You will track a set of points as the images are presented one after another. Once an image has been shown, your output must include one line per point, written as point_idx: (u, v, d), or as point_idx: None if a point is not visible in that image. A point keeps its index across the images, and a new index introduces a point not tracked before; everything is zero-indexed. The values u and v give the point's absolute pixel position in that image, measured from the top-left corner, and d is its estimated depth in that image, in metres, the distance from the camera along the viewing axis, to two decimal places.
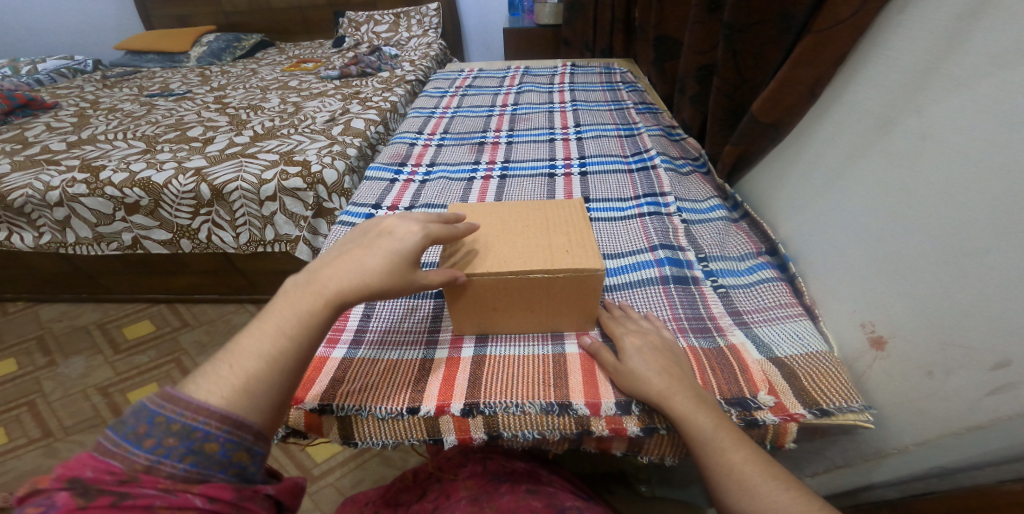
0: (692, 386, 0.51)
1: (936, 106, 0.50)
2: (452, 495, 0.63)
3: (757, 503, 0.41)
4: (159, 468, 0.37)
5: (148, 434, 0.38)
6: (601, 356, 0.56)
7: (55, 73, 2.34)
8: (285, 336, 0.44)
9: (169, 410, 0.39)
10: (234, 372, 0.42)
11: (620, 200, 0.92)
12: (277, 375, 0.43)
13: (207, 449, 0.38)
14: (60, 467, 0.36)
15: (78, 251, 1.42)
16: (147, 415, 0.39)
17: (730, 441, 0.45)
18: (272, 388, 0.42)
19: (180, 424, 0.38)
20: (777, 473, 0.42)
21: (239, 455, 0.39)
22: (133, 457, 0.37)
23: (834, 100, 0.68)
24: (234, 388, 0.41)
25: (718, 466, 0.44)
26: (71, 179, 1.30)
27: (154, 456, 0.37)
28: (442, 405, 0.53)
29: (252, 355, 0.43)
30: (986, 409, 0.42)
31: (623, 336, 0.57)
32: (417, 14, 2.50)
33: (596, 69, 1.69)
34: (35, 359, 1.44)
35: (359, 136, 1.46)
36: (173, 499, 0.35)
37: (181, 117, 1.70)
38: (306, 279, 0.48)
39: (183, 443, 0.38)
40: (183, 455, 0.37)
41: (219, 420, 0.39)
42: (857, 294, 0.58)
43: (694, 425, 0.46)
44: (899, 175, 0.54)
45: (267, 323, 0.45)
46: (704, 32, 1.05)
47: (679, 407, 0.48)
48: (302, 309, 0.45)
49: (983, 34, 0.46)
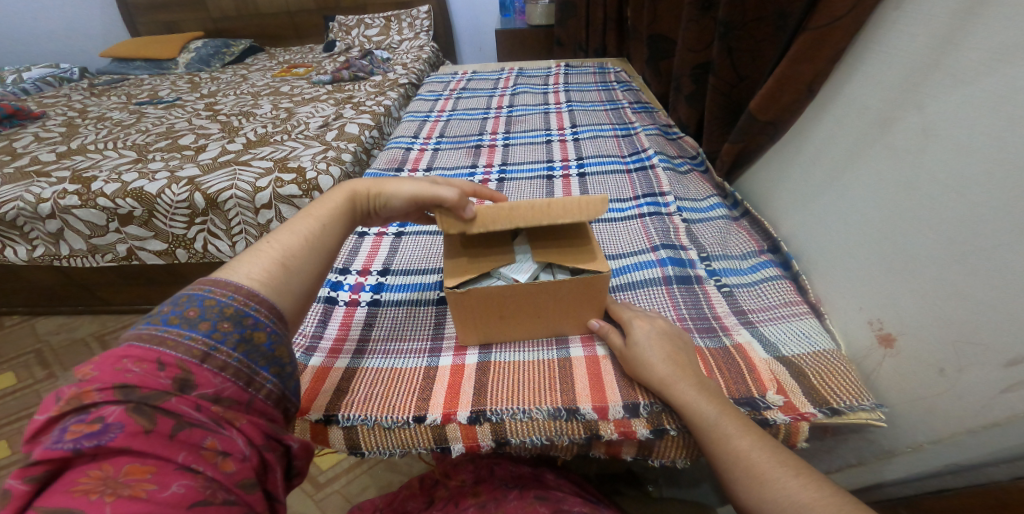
0: (693, 374, 0.50)
1: (937, 103, 0.51)
2: (460, 502, 0.62)
3: (768, 490, 0.40)
4: (215, 356, 0.39)
5: (201, 319, 0.41)
6: (611, 338, 0.57)
7: (41, 82, 2.31)
8: (309, 242, 0.52)
9: (219, 295, 0.42)
10: (269, 263, 0.47)
11: (619, 201, 0.91)
12: (304, 271, 0.49)
13: (256, 339, 0.43)
14: (98, 377, 0.34)
15: (72, 263, 1.40)
16: (195, 301, 0.42)
17: (735, 426, 0.45)
18: (303, 285, 0.49)
19: (235, 310, 0.42)
20: (785, 459, 0.42)
21: (280, 350, 0.44)
22: (190, 343, 0.39)
23: (832, 98, 0.69)
24: (272, 279, 0.46)
25: (726, 454, 0.43)
26: (63, 190, 1.28)
27: (212, 343, 0.40)
28: (448, 413, 0.53)
29: (282, 251, 0.49)
30: (1001, 405, 0.42)
31: (631, 320, 0.56)
32: (408, 17, 2.49)
33: (589, 69, 1.69)
34: (34, 372, 1.42)
35: (354, 141, 1.45)
36: (222, 437, 0.35)
37: (172, 125, 1.68)
38: (326, 197, 0.58)
39: (236, 330, 0.41)
40: (236, 344, 0.41)
41: (268, 311, 0.44)
42: (863, 291, 0.58)
43: (696, 414, 0.46)
44: (903, 173, 0.54)
45: (287, 228, 0.52)
46: (698, 31, 1.06)
47: (682, 395, 0.48)
48: (320, 219, 0.55)
49: (984, 32, 0.46)
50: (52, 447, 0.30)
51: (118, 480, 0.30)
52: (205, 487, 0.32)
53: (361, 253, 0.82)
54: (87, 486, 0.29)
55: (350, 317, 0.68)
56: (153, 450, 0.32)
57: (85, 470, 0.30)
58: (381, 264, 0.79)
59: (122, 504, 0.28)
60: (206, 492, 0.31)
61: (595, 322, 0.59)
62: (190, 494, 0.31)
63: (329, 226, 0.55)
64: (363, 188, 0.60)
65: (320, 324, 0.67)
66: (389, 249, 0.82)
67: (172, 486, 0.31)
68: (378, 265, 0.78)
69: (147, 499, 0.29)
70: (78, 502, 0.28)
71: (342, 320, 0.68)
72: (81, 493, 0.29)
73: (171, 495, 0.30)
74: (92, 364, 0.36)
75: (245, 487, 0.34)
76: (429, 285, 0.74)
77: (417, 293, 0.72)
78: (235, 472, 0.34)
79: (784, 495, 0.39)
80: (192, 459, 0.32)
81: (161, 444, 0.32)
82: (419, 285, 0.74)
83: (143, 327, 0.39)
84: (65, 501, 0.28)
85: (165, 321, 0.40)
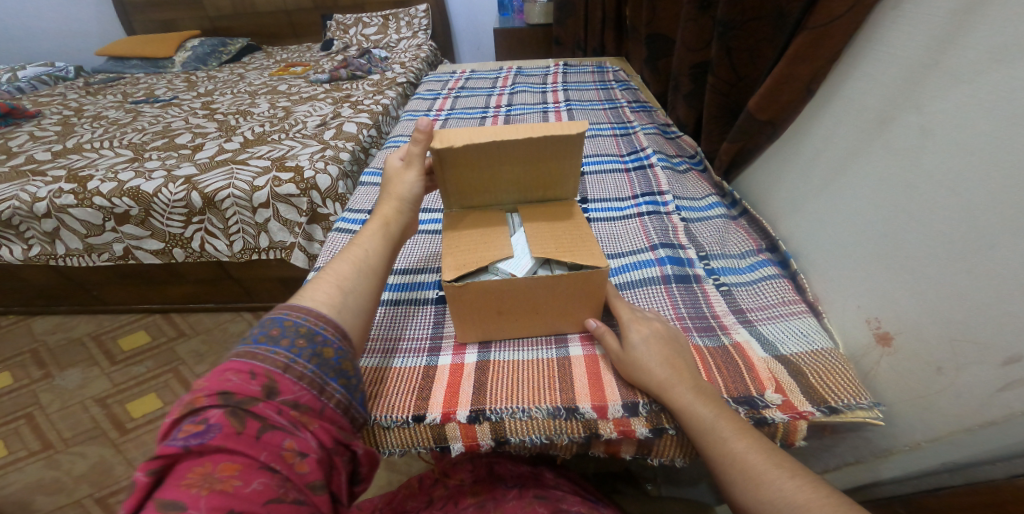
0: (692, 379, 0.50)
1: (936, 102, 0.51)
2: (459, 502, 0.62)
3: (765, 491, 0.40)
4: (294, 367, 0.45)
5: (283, 336, 0.47)
6: (606, 340, 0.56)
7: (36, 80, 2.30)
8: (361, 267, 0.58)
9: (295, 317, 0.49)
10: (331, 288, 0.54)
11: (618, 200, 0.91)
12: (362, 294, 0.55)
13: (326, 354, 0.48)
14: (206, 386, 0.41)
15: (68, 262, 1.39)
16: (276, 323, 0.48)
17: (732, 431, 0.45)
18: (362, 305, 0.55)
19: (307, 329, 0.48)
20: (781, 462, 0.42)
21: (347, 364, 0.49)
22: (275, 356, 0.45)
23: (831, 97, 0.69)
24: (337, 301, 0.53)
25: (723, 457, 0.44)
26: (58, 189, 1.27)
27: (292, 356, 0.45)
28: (448, 413, 0.53)
29: (339, 278, 0.55)
30: (998, 404, 0.42)
31: (630, 324, 0.56)
32: (406, 16, 2.48)
33: (588, 68, 1.69)
34: (30, 372, 1.42)
35: (352, 140, 1.45)
36: (297, 439, 0.40)
37: (168, 124, 1.67)
38: (368, 225, 0.64)
39: (309, 345, 0.47)
40: (311, 358, 0.47)
41: (334, 329, 0.50)
42: (861, 290, 0.58)
43: (694, 418, 0.47)
44: (902, 172, 0.54)
45: (344, 256, 0.59)
46: (697, 30, 1.06)
47: (681, 399, 0.48)
48: (367, 245, 0.61)
49: (982, 31, 0.47)
50: (170, 444, 0.37)
51: (214, 475, 0.35)
52: (279, 485, 0.37)
53: None
54: (191, 481, 0.35)
55: None
56: (242, 449, 0.37)
57: (193, 465, 0.36)
58: None
59: (217, 496, 0.34)
60: (280, 490, 0.37)
61: (592, 322, 0.58)
62: (267, 491, 0.36)
63: (374, 249, 0.61)
64: (392, 211, 0.66)
65: None
66: None
67: (254, 483, 0.36)
68: None
69: (234, 493, 0.35)
70: (183, 493, 0.34)
71: None
72: (187, 485, 0.35)
73: (252, 491, 0.36)
74: (205, 377, 0.43)
75: (313, 488, 0.39)
76: (428, 285, 0.73)
77: (416, 293, 0.72)
78: (306, 473, 0.39)
79: (781, 497, 0.39)
80: (273, 459, 0.38)
81: (249, 444, 0.38)
82: (418, 284, 0.74)
83: (238, 347, 0.46)
84: (176, 491, 0.34)
85: (255, 340, 0.47)
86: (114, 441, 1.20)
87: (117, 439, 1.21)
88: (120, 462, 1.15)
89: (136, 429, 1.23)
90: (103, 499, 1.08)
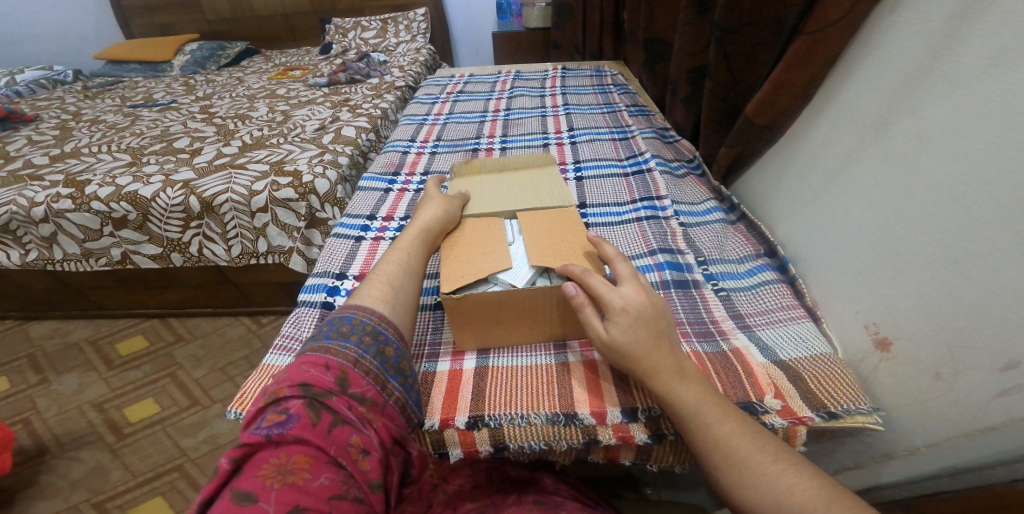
0: (672, 365, 0.48)
1: (932, 107, 0.51)
2: (458, 507, 0.61)
3: (747, 475, 0.41)
4: (362, 362, 0.46)
5: (352, 333, 0.48)
6: (586, 313, 0.50)
7: (34, 85, 2.30)
8: (406, 269, 0.60)
9: (360, 316, 0.51)
10: (388, 289, 0.56)
11: (616, 205, 0.91)
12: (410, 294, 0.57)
13: (387, 353, 0.49)
14: (288, 377, 0.42)
15: (65, 267, 1.38)
16: (344, 320, 0.50)
17: (715, 415, 0.45)
18: (411, 305, 0.57)
19: (371, 327, 0.50)
20: (764, 445, 0.42)
21: (404, 364, 0.50)
22: (346, 351, 0.47)
23: (828, 102, 0.69)
24: (395, 303, 0.54)
25: (706, 441, 0.44)
26: (56, 194, 1.27)
27: (360, 351, 0.47)
28: (446, 419, 0.53)
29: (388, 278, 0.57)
30: (997, 409, 0.42)
31: (615, 309, 0.49)
32: (405, 20, 2.49)
33: (586, 72, 1.70)
34: (27, 377, 1.41)
35: (351, 144, 1.45)
36: (363, 436, 0.41)
37: (166, 128, 1.67)
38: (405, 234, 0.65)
39: (374, 343, 0.49)
40: (374, 352, 0.48)
41: (394, 329, 0.52)
42: (860, 295, 0.58)
43: (677, 403, 0.46)
44: (899, 177, 0.54)
45: (394, 259, 0.60)
46: (694, 34, 1.06)
47: (664, 385, 0.47)
48: (410, 249, 0.63)
49: (978, 37, 0.47)
50: (254, 433, 0.38)
51: (288, 467, 0.36)
52: (345, 480, 0.37)
53: (358, 258, 0.81)
54: (268, 471, 0.35)
55: None
56: (315, 441, 0.38)
57: (270, 456, 0.37)
58: None
59: (291, 488, 0.34)
60: (343, 487, 0.37)
61: (571, 290, 0.50)
62: (333, 487, 0.36)
63: (415, 253, 0.63)
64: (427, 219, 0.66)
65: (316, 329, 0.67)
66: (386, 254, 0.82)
67: (322, 477, 0.36)
68: None
69: (305, 486, 0.35)
70: (260, 484, 0.34)
71: None
72: (263, 476, 0.35)
73: (320, 485, 0.36)
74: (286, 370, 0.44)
75: (372, 487, 0.39)
76: (426, 290, 0.73)
77: None
78: (368, 471, 0.40)
79: (766, 483, 0.40)
80: (340, 454, 0.38)
81: (321, 437, 0.38)
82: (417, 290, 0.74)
83: (311, 342, 0.48)
84: (253, 482, 0.35)
85: (325, 336, 0.48)
86: (111, 446, 1.20)
87: (114, 444, 1.20)
88: (117, 467, 1.15)
89: (133, 434, 1.22)
90: (100, 505, 1.08)
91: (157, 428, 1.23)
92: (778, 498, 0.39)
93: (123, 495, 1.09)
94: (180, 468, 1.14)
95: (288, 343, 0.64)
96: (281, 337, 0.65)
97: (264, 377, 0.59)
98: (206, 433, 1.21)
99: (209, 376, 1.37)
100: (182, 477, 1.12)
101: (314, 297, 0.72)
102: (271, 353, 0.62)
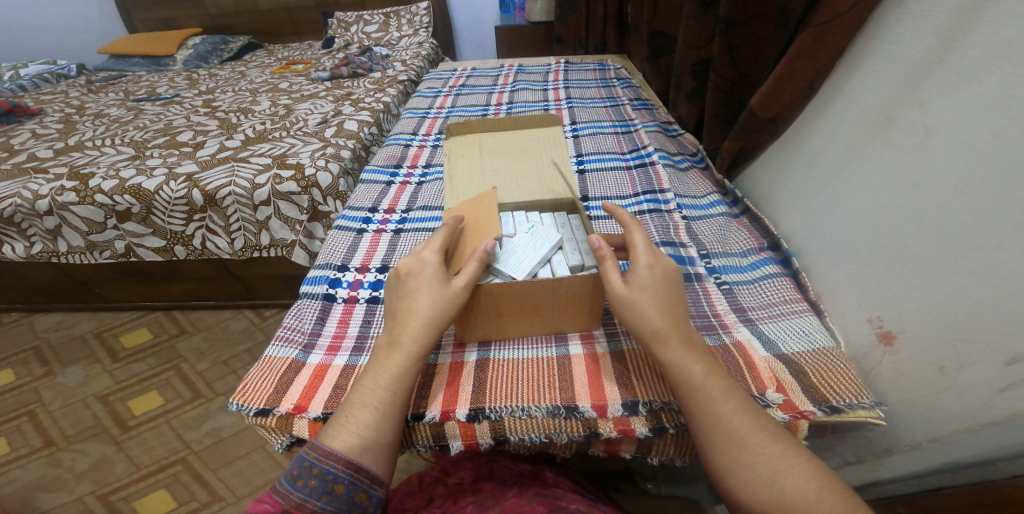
0: (684, 330, 0.49)
1: (940, 99, 0.50)
2: (459, 500, 0.62)
3: (743, 454, 0.42)
4: (305, 506, 0.44)
5: (298, 476, 0.45)
6: (609, 265, 0.51)
7: (38, 79, 2.30)
8: (385, 407, 0.47)
9: (313, 454, 0.45)
10: (352, 423, 0.47)
11: (619, 198, 0.91)
12: (389, 437, 0.47)
13: (336, 490, 0.44)
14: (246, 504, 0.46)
15: (70, 260, 1.39)
16: (298, 460, 0.46)
17: (720, 390, 0.46)
18: (388, 446, 0.47)
19: (317, 467, 0.45)
20: (765, 424, 0.44)
21: (359, 496, 0.45)
22: (289, 494, 0.45)
23: (834, 95, 0.68)
24: (360, 446, 0.46)
25: (708, 416, 0.45)
26: (60, 187, 1.27)
27: (301, 495, 0.44)
28: (447, 411, 0.53)
29: (362, 421, 0.47)
30: (1000, 405, 0.41)
31: (643, 264, 0.51)
32: (407, 14, 2.47)
33: (590, 66, 1.69)
34: (33, 369, 1.42)
35: (353, 137, 1.44)
36: None
37: (170, 121, 1.67)
38: (390, 345, 0.50)
39: (320, 484, 0.44)
40: (321, 495, 0.44)
41: (344, 464, 0.45)
42: (864, 290, 0.58)
43: (686, 373, 0.47)
44: (905, 169, 0.53)
45: (372, 377, 0.49)
46: (699, 28, 1.05)
47: (669, 355, 0.48)
48: (394, 365, 0.49)
49: (987, 27, 0.46)
50: None
51: None
52: None
53: (360, 250, 0.81)
54: None
55: (348, 315, 0.68)
56: None
57: None
58: (380, 261, 0.78)
59: None
60: None
61: (594, 242, 0.51)
62: None
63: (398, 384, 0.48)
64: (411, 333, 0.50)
65: (318, 321, 0.67)
66: (388, 246, 0.82)
67: None
68: (377, 263, 0.78)
69: None
70: None
71: (341, 317, 0.68)
72: None
73: None
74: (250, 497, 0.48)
75: None
76: None
77: None
78: None
79: (763, 460, 0.42)
80: None
81: None
82: None
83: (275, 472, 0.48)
84: None
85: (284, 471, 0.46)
86: (116, 438, 1.21)
87: (118, 436, 1.21)
88: (121, 460, 1.16)
89: (137, 426, 1.23)
90: (105, 497, 1.09)
91: (161, 421, 1.24)
92: (774, 477, 0.41)
93: (126, 488, 1.10)
94: (183, 461, 1.15)
95: (290, 334, 0.64)
96: (283, 328, 0.65)
97: (266, 369, 0.59)
98: (210, 425, 1.22)
99: (213, 369, 1.38)
100: (186, 470, 1.13)
101: (316, 289, 0.72)
102: (273, 344, 0.62)
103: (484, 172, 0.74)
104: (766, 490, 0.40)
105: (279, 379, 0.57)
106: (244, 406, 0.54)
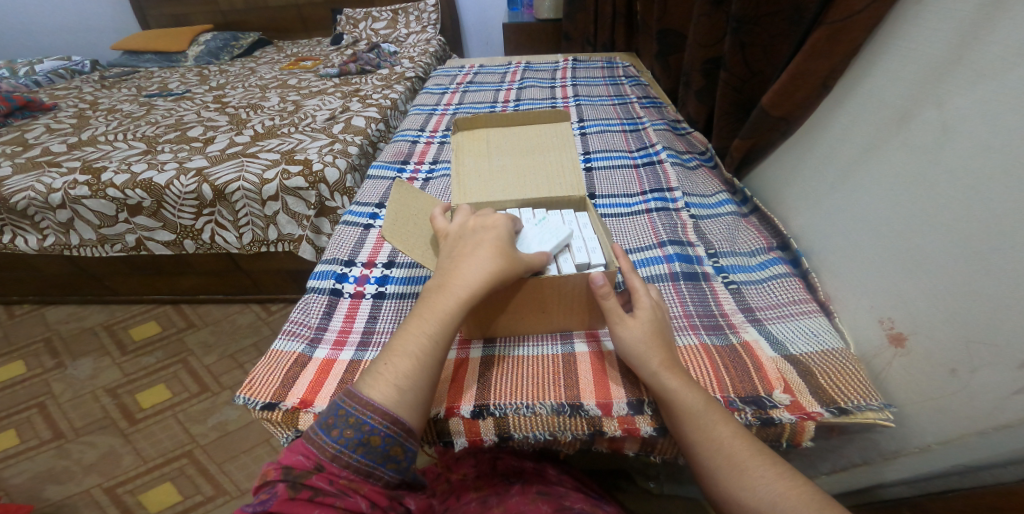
0: (679, 364, 0.50)
1: (956, 99, 0.49)
2: (461, 497, 0.62)
3: (746, 472, 0.43)
4: (341, 457, 0.42)
5: (334, 426, 0.43)
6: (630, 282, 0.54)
7: (53, 74, 2.34)
8: (425, 358, 0.46)
9: (348, 404, 0.44)
10: (391, 372, 0.45)
11: (626, 196, 0.90)
12: (425, 389, 0.46)
13: (372, 442, 0.42)
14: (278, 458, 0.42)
15: (82, 253, 1.41)
16: (335, 409, 0.44)
17: (719, 413, 0.46)
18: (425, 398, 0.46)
19: (353, 417, 0.43)
20: None
21: (395, 450, 0.43)
22: (323, 444, 0.42)
23: (849, 93, 0.67)
24: (397, 398, 0.44)
25: (710, 440, 0.45)
26: (73, 181, 1.29)
27: (338, 445, 0.42)
28: (451, 408, 0.53)
29: (400, 367, 0.45)
30: (1012, 408, 0.41)
31: (644, 304, 0.52)
32: (416, 10, 2.47)
33: (598, 63, 1.68)
34: (44, 361, 1.45)
35: (361, 134, 1.45)
36: (347, 500, 0.40)
37: (180, 117, 1.69)
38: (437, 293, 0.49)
39: (356, 435, 0.42)
40: (357, 445, 0.42)
41: (381, 415, 0.43)
42: (875, 289, 0.57)
43: (685, 403, 0.46)
44: (919, 168, 0.53)
45: (416, 324, 0.48)
46: (710, 25, 1.04)
47: (670, 385, 0.47)
48: (441, 311, 0.48)
49: (1006, 27, 0.45)
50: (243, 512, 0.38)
51: None
52: None
53: (367, 246, 0.81)
54: None
55: (355, 309, 0.68)
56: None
57: None
58: (386, 256, 0.79)
59: None
60: None
61: (598, 280, 0.50)
62: None
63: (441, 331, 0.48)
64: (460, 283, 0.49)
65: (325, 316, 0.67)
66: None
67: None
68: (383, 258, 0.78)
69: None
70: None
71: (347, 312, 0.68)
72: None
73: None
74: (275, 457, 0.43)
75: None
76: (421, 278, 0.73)
77: (406, 286, 0.72)
78: None
79: (763, 484, 0.42)
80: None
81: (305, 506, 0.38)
82: (409, 278, 0.74)
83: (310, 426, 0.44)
84: None
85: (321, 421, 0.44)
86: (123, 431, 1.23)
87: (126, 429, 1.23)
88: (128, 452, 1.18)
89: (144, 419, 1.25)
90: (112, 489, 1.10)
91: (168, 414, 1.26)
92: (775, 501, 0.40)
93: (133, 480, 1.12)
94: (189, 454, 1.16)
95: (297, 328, 0.65)
96: (290, 323, 0.66)
97: (272, 363, 0.59)
98: (216, 419, 1.24)
99: (219, 363, 1.39)
100: (191, 464, 1.14)
101: (322, 283, 0.73)
102: (280, 338, 0.63)
103: (493, 169, 0.74)
104: (772, 500, 0.41)
105: (285, 373, 0.58)
106: (251, 399, 0.54)
